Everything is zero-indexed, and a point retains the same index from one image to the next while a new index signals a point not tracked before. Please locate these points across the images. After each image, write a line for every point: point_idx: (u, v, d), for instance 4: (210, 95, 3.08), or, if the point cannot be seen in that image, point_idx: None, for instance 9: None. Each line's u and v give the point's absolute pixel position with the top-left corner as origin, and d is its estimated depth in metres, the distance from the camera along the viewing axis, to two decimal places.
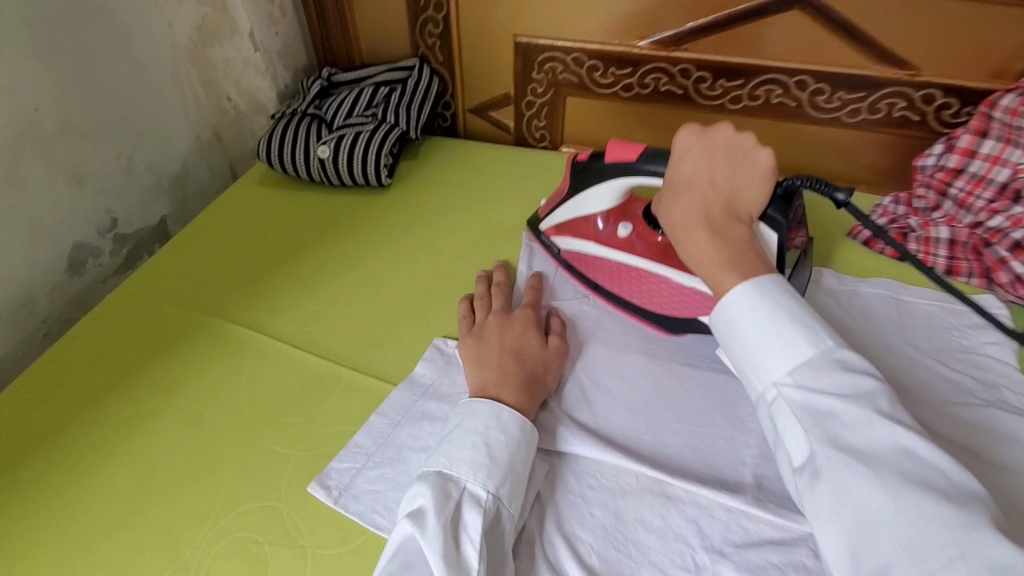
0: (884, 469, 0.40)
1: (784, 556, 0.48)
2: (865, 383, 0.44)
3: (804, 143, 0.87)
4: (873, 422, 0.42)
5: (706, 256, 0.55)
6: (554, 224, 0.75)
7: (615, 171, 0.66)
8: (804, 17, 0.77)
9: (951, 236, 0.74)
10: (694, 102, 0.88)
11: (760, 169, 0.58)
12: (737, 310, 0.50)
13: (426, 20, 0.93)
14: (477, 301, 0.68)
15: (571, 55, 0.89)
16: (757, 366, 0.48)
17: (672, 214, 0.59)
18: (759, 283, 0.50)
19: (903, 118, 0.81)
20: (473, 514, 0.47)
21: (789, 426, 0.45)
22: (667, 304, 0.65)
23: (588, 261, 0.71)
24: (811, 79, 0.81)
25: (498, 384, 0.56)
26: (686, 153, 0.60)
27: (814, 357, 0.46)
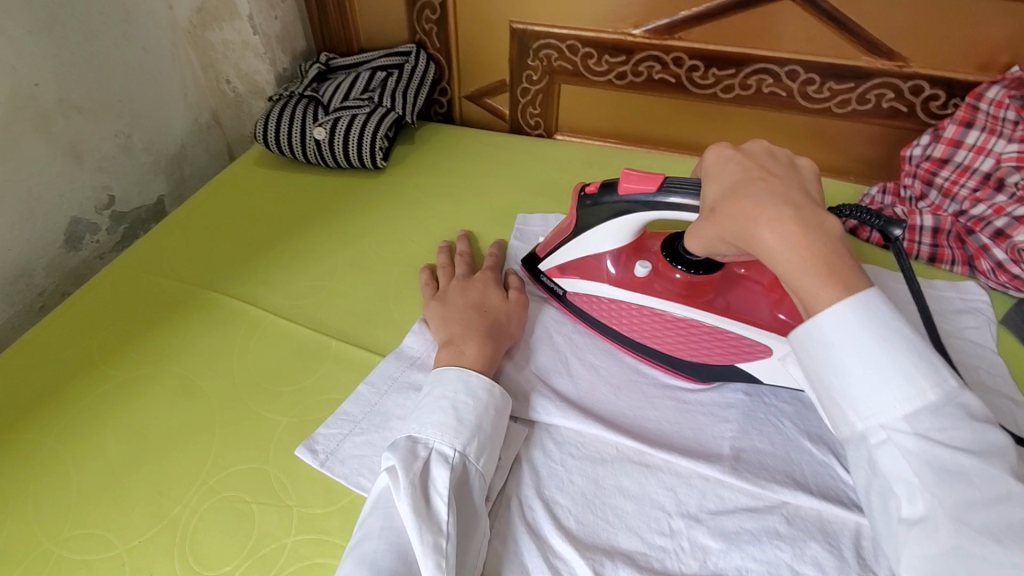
0: (1012, 537, 0.39)
1: (755, 521, 0.50)
2: (985, 433, 0.41)
3: (795, 133, 0.88)
4: (997, 482, 0.39)
5: (802, 255, 0.43)
6: (554, 265, 0.66)
7: (628, 206, 0.57)
8: (796, 7, 0.78)
9: (936, 225, 0.74)
10: (687, 90, 0.89)
11: (810, 167, 0.50)
12: (845, 344, 0.43)
13: (423, 6, 0.94)
14: (440, 270, 0.71)
15: (566, 43, 0.90)
16: (864, 407, 0.42)
17: (735, 208, 0.47)
18: (870, 307, 0.43)
19: (891, 109, 0.82)
20: (441, 471, 0.48)
21: (899, 475, 0.41)
22: (702, 353, 0.59)
23: (600, 304, 0.63)
24: (802, 69, 0.82)
25: (462, 335, 0.59)
26: (722, 159, 0.51)
27: (937, 402, 0.41)
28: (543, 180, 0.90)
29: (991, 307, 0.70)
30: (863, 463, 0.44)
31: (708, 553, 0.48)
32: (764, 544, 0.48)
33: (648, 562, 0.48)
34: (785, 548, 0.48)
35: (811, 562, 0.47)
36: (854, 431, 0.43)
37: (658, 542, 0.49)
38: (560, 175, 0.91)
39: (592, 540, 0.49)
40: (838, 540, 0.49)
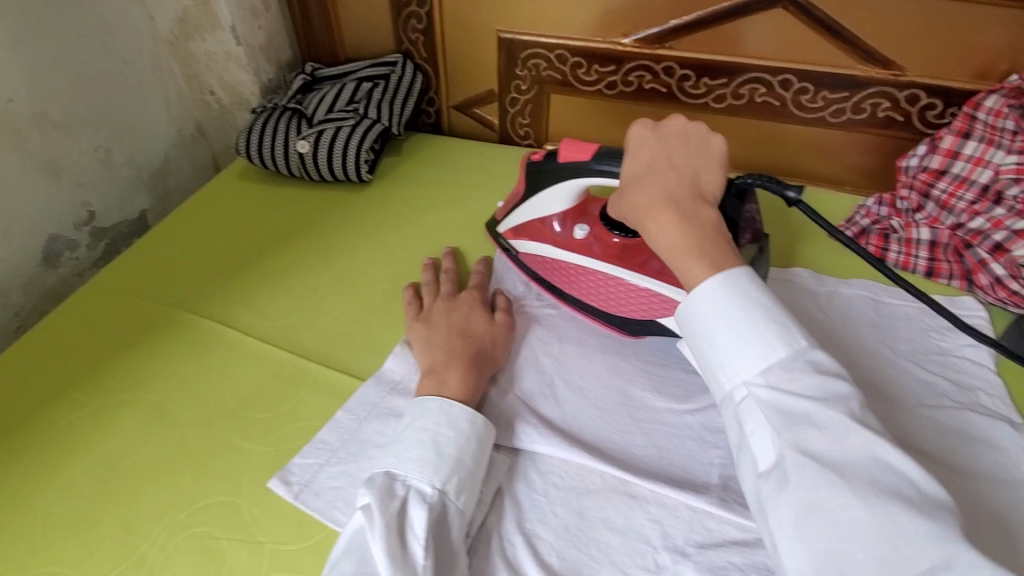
0: (854, 476, 0.40)
1: (744, 556, 0.48)
2: (837, 384, 0.44)
3: (788, 142, 0.86)
4: (848, 428, 0.42)
5: (674, 241, 0.51)
6: (510, 226, 0.71)
7: (567, 173, 0.62)
8: (788, 16, 0.76)
9: (932, 238, 0.73)
10: (678, 100, 0.87)
11: (715, 152, 0.55)
12: (705, 307, 0.48)
13: (409, 15, 0.92)
14: (426, 288, 0.69)
15: (555, 52, 0.88)
16: (723, 365, 0.47)
17: (629, 199, 0.55)
18: (732, 280, 0.48)
19: (887, 119, 0.80)
20: (419, 511, 0.46)
21: (758, 428, 0.45)
22: (626, 307, 0.63)
23: (543, 262, 0.68)
24: (795, 78, 0.80)
25: (445, 362, 0.57)
26: (637, 142, 0.57)
27: (787, 357, 0.45)
28: None
29: (990, 323, 0.68)
30: (731, 424, 0.47)
31: None
32: None
33: None
34: None
35: None
36: (721, 391, 0.48)
37: None
38: None
39: None
40: None
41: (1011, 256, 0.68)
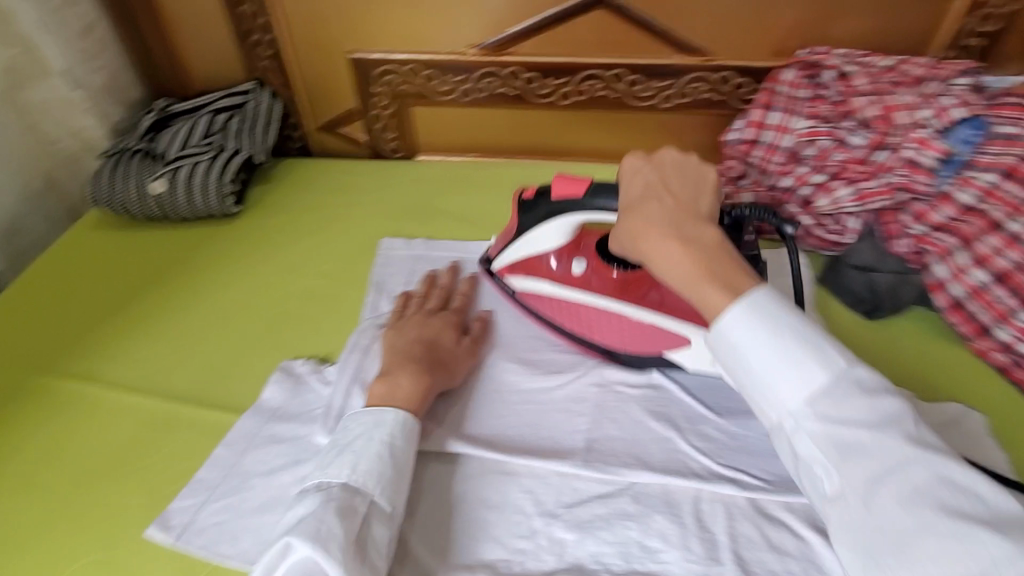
0: (924, 506, 0.40)
1: (606, 506, 0.54)
2: (887, 403, 0.43)
3: (634, 128, 0.94)
4: (904, 452, 0.42)
5: (684, 269, 0.49)
6: (505, 263, 0.68)
7: (562, 208, 0.61)
8: (608, 16, 0.83)
9: (755, 200, 0.81)
10: (528, 101, 0.93)
11: (710, 179, 0.54)
12: (736, 338, 0.47)
13: (256, 44, 0.92)
14: (415, 299, 0.70)
15: (406, 66, 0.92)
16: (767, 398, 0.46)
17: (627, 225, 0.53)
18: (757, 306, 0.46)
19: (709, 100, 0.90)
20: (381, 531, 0.49)
21: (813, 457, 0.45)
22: (632, 341, 0.63)
23: (544, 299, 0.66)
24: (626, 71, 0.88)
25: (400, 364, 0.58)
26: (632, 169, 0.56)
27: (831, 383, 0.44)
28: (406, 204, 0.91)
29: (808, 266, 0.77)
30: (785, 450, 0.47)
31: (564, 546, 0.51)
32: (614, 526, 0.52)
33: (509, 567, 0.50)
34: (633, 526, 0.52)
35: (657, 534, 0.51)
36: (769, 420, 0.47)
37: (518, 545, 0.52)
38: (421, 196, 0.93)
39: (454, 557, 0.51)
40: (680, 508, 0.53)
41: (815, 209, 0.77)
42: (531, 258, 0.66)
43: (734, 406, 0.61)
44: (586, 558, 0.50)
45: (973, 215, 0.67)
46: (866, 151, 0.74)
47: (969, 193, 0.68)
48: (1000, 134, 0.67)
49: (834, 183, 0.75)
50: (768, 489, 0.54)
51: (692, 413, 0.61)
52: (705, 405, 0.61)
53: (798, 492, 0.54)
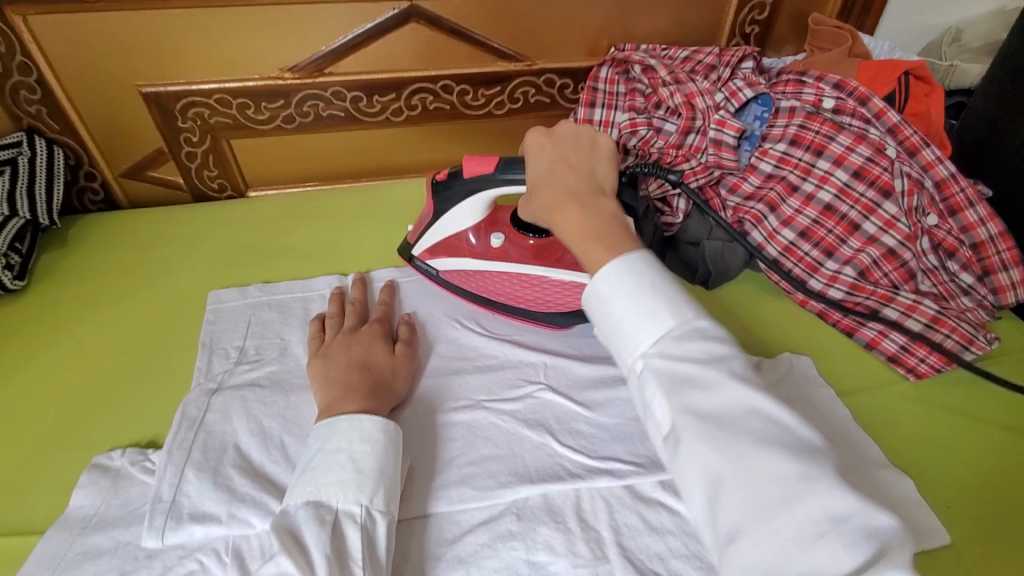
0: (739, 434, 0.40)
1: (490, 531, 0.51)
2: (719, 347, 0.44)
3: (476, 137, 0.95)
4: (729, 385, 0.42)
5: (578, 230, 0.53)
6: (424, 248, 0.71)
7: (476, 186, 0.65)
8: (424, 29, 0.82)
9: None
10: (359, 121, 0.88)
11: (604, 150, 0.59)
12: (609, 282, 0.49)
13: (15, 87, 0.78)
14: (330, 321, 0.67)
15: (213, 97, 0.83)
16: (626, 340, 0.47)
17: (537, 199, 0.57)
18: (626, 260, 0.49)
19: (539, 102, 0.93)
20: (353, 533, 0.46)
21: (655, 397, 0.44)
22: (556, 301, 0.68)
23: (469, 276, 0.70)
24: (453, 82, 0.87)
25: (342, 396, 0.56)
26: (536, 145, 0.60)
27: (678, 328, 0.45)
28: (235, 247, 0.82)
29: None
30: (635, 397, 0.47)
31: None
32: (500, 552, 0.50)
33: None
34: (519, 546, 0.50)
35: (541, 548, 0.50)
36: (625, 365, 0.47)
37: None
38: (252, 236, 0.84)
39: None
40: (561, 514, 0.53)
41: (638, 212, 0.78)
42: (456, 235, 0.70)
43: (601, 398, 0.62)
44: None
45: (773, 182, 0.75)
46: (679, 136, 0.78)
47: (768, 163, 0.76)
48: (781, 108, 0.77)
49: (659, 168, 0.79)
50: (640, 472, 0.55)
51: (563, 413, 0.61)
52: (574, 401, 0.62)
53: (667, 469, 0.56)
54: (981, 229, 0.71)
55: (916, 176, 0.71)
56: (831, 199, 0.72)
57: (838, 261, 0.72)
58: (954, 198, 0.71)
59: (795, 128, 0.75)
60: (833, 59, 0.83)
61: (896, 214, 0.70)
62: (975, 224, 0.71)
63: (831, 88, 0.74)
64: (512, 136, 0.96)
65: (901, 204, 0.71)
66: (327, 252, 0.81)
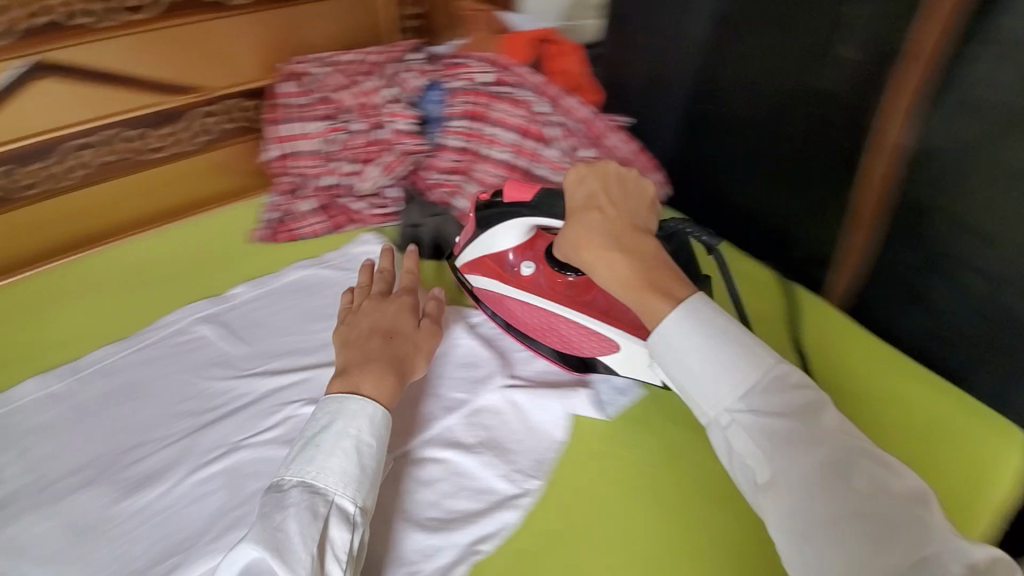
0: (849, 495, 0.41)
1: None
2: (811, 396, 0.45)
3: (175, 179, 0.91)
4: (828, 438, 0.43)
5: (623, 274, 0.51)
6: (466, 262, 0.71)
7: (514, 211, 0.64)
8: (52, 82, 0.78)
9: (316, 205, 0.87)
10: (17, 197, 0.80)
11: (643, 196, 0.58)
12: (678, 331, 0.48)
13: None
14: (359, 290, 0.68)
15: None
16: (710, 392, 0.46)
17: (569, 236, 0.55)
18: (689, 311, 0.48)
19: (228, 129, 0.93)
20: (344, 533, 0.46)
21: (749, 450, 0.44)
22: (570, 343, 0.65)
23: (496, 299, 0.69)
24: (118, 130, 0.84)
25: (361, 362, 0.57)
26: (576, 178, 0.58)
27: (763, 379, 0.45)
28: None
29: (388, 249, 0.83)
30: (720, 447, 0.47)
31: None
32: None
33: None
34: None
35: None
36: (705, 415, 0.47)
37: None
38: None
39: None
40: None
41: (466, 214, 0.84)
42: (496, 255, 0.68)
43: None
44: None
45: (466, 154, 0.85)
46: (370, 132, 0.85)
47: (456, 139, 0.85)
48: (453, 88, 0.87)
49: (366, 167, 0.85)
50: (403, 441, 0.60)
51: None
52: None
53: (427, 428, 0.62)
54: (625, 149, 0.85)
55: (566, 122, 0.86)
56: (509, 157, 0.84)
57: None
58: (597, 130, 0.86)
59: (463, 105, 0.85)
60: (484, 37, 0.95)
61: (559, 157, 0.84)
62: (618, 146, 0.86)
63: (484, 65, 0.86)
64: (216, 168, 0.93)
65: (562, 148, 0.85)
66: (24, 350, 0.71)
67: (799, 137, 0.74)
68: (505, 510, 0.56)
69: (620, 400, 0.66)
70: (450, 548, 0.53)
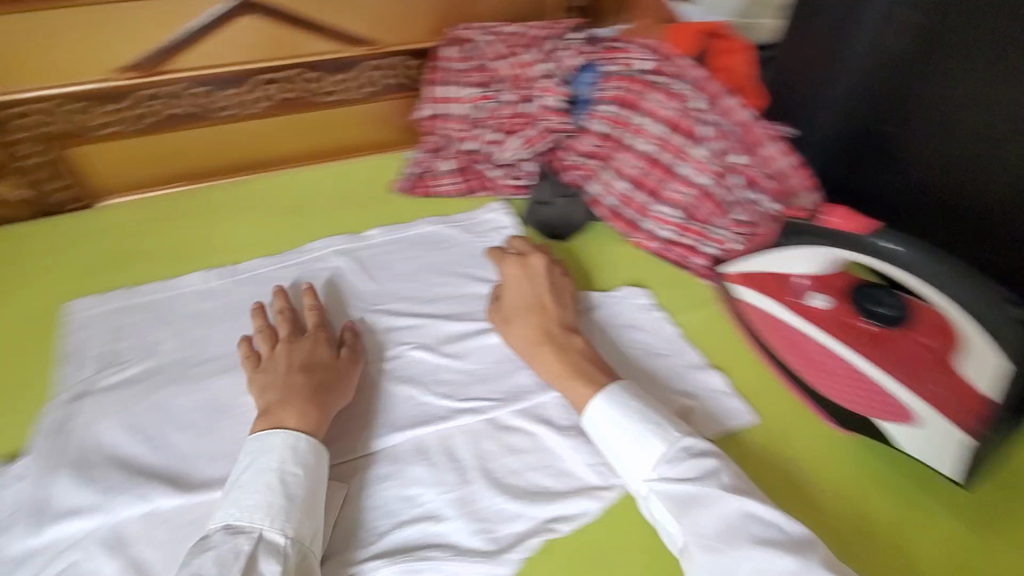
0: (740, 542, 0.46)
1: (364, 479, 0.57)
2: (707, 462, 0.51)
3: (338, 123, 0.96)
4: (722, 497, 0.48)
5: (555, 369, 0.61)
6: (739, 271, 0.68)
7: (823, 239, 0.60)
8: (255, 19, 0.83)
9: (457, 166, 0.90)
10: (210, 117, 0.88)
11: (541, 283, 0.69)
12: (608, 415, 0.55)
13: None
14: (261, 335, 0.64)
15: (39, 104, 0.80)
16: (629, 471, 0.53)
17: (514, 331, 0.66)
18: (611, 396, 0.57)
19: (392, 85, 0.96)
20: (272, 564, 0.45)
21: (662, 516, 0.50)
22: (839, 389, 0.61)
23: (765, 317, 0.66)
24: (303, 70, 0.89)
25: (282, 400, 0.56)
26: (511, 275, 0.71)
27: (669, 453, 0.52)
28: (88, 258, 0.80)
29: (512, 222, 0.85)
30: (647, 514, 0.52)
31: None
32: (375, 492, 0.56)
33: None
34: (391, 484, 0.56)
35: (414, 483, 0.56)
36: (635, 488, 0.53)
37: None
38: (110, 247, 0.82)
39: None
40: (430, 451, 0.59)
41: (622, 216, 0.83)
42: (785, 278, 0.65)
43: (464, 347, 0.68)
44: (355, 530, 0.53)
45: (607, 140, 0.84)
46: (518, 104, 0.87)
47: (600, 124, 0.84)
48: (606, 72, 0.84)
49: (508, 138, 0.87)
50: (498, 405, 0.62)
51: (429, 366, 0.66)
52: (439, 354, 0.67)
53: (520, 399, 0.63)
54: (779, 161, 0.77)
55: (720, 121, 0.79)
56: (653, 150, 0.81)
57: (666, 205, 0.81)
58: (755, 136, 0.78)
59: (615, 91, 0.83)
60: (649, 26, 0.92)
61: (705, 159, 0.79)
62: (775, 157, 0.78)
63: (644, 52, 0.82)
64: (372, 117, 0.97)
65: (710, 149, 0.80)
66: (189, 251, 0.81)
67: (1005, 177, 0.71)
68: (586, 497, 0.55)
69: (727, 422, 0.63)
70: (529, 519, 0.54)
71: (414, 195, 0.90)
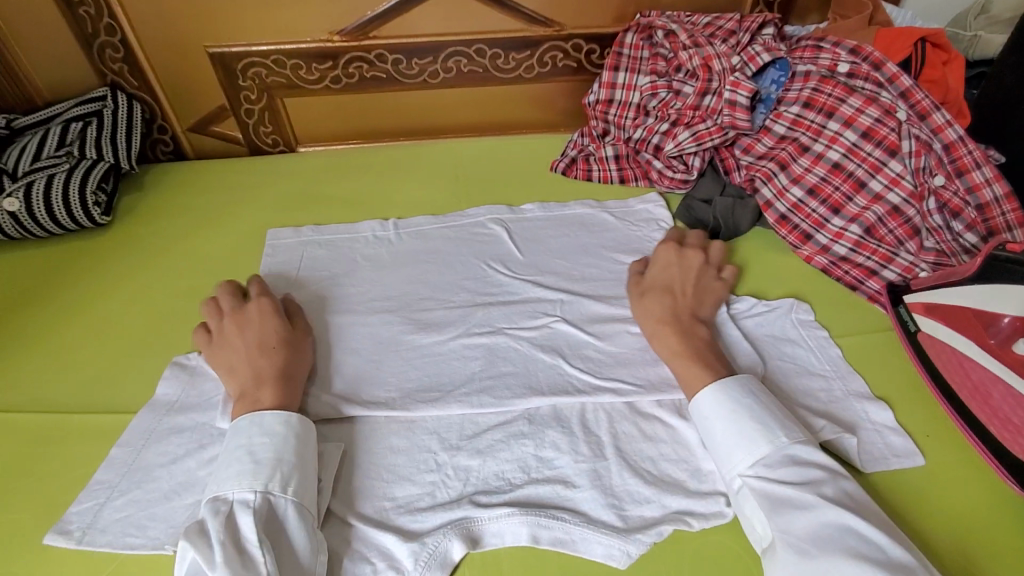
0: (834, 548, 0.45)
1: (502, 431, 0.60)
2: (813, 472, 0.50)
3: (509, 100, 1.01)
4: (824, 506, 0.47)
5: (672, 348, 0.62)
6: (922, 301, 0.65)
7: None
8: None
9: (616, 153, 0.90)
10: (399, 82, 0.96)
11: (692, 273, 0.69)
12: (713, 407, 0.56)
13: (103, 46, 0.90)
14: (212, 314, 0.67)
15: (270, 57, 0.93)
16: (722, 458, 0.54)
17: (644, 303, 0.67)
18: (725, 388, 0.56)
19: (567, 67, 0.98)
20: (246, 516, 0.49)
21: (752, 512, 0.50)
22: None
23: (954, 356, 0.61)
24: (486, 46, 0.94)
25: (251, 384, 0.59)
26: (662, 254, 0.72)
27: (770, 453, 0.52)
28: (287, 195, 0.91)
29: (668, 215, 0.83)
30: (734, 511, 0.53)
31: (469, 471, 0.57)
32: (512, 446, 0.59)
33: (419, 501, 0.55)
34: (529, 443, 0.59)
35: (549, 447, 0.58)
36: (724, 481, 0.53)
37: (427, 478, 0.57)
38: (303, 188, 0.93)
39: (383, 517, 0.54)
40: (568, 420, 0.60)
41: (790, 224, 0.78)
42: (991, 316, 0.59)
43: (611, 329, 0.69)
44: (490, 476, 0.57)
45: (785, 143, 0.80)
46: (696, 98, 0.84)
47: (782, 124, 0.81)
48: (797, 72, 0.81)
49: (676, 128, 0.85)
50: (640, 391, 0.62)
51: (575, 340, 0.68)
52: (586, 331, 0.68)
53: (663, 391, 0.62)
54: (987, 190, 0.70)
55: (925, 137, 0.73)
56: (840, 158, 0.76)
57: (845, 218, 0.76)
58: (962, 159, 0.71)
59: (807, 91, 0.79)
60: (854, 27, 0.85)
61: (903, 173, 0.73)
62: (982, 185, 0.70)
63: (848, 53, 0.77)
64: (540, 97, 1.01)
65: (908, 164, 0.73)
66: (368, 201, 0.90)
67: None
68: (722, 497, 0.54)
69: (892, 459, 0.58)
70: (660, 506, 0.54)
71: (571, 176, 0.92)
